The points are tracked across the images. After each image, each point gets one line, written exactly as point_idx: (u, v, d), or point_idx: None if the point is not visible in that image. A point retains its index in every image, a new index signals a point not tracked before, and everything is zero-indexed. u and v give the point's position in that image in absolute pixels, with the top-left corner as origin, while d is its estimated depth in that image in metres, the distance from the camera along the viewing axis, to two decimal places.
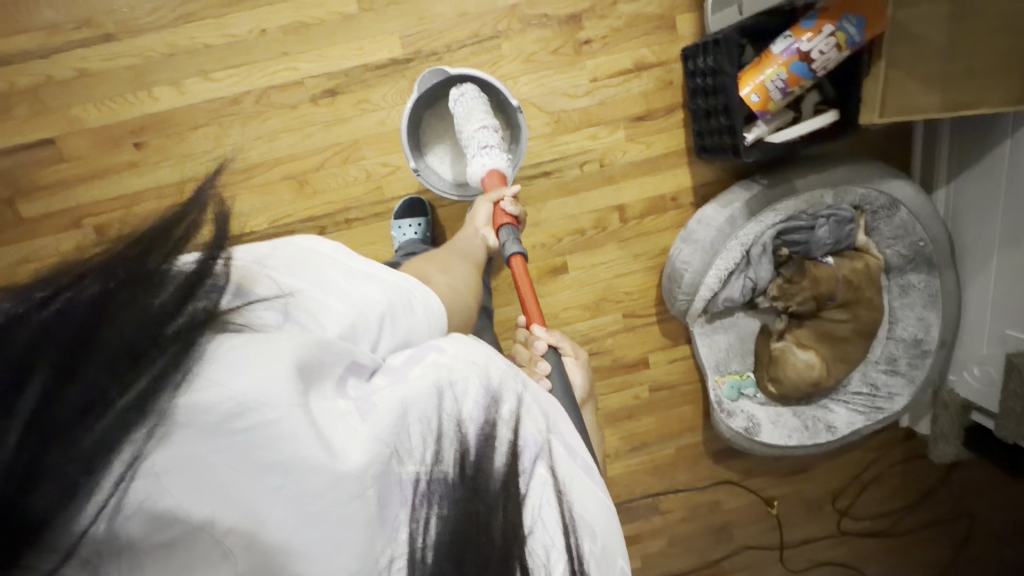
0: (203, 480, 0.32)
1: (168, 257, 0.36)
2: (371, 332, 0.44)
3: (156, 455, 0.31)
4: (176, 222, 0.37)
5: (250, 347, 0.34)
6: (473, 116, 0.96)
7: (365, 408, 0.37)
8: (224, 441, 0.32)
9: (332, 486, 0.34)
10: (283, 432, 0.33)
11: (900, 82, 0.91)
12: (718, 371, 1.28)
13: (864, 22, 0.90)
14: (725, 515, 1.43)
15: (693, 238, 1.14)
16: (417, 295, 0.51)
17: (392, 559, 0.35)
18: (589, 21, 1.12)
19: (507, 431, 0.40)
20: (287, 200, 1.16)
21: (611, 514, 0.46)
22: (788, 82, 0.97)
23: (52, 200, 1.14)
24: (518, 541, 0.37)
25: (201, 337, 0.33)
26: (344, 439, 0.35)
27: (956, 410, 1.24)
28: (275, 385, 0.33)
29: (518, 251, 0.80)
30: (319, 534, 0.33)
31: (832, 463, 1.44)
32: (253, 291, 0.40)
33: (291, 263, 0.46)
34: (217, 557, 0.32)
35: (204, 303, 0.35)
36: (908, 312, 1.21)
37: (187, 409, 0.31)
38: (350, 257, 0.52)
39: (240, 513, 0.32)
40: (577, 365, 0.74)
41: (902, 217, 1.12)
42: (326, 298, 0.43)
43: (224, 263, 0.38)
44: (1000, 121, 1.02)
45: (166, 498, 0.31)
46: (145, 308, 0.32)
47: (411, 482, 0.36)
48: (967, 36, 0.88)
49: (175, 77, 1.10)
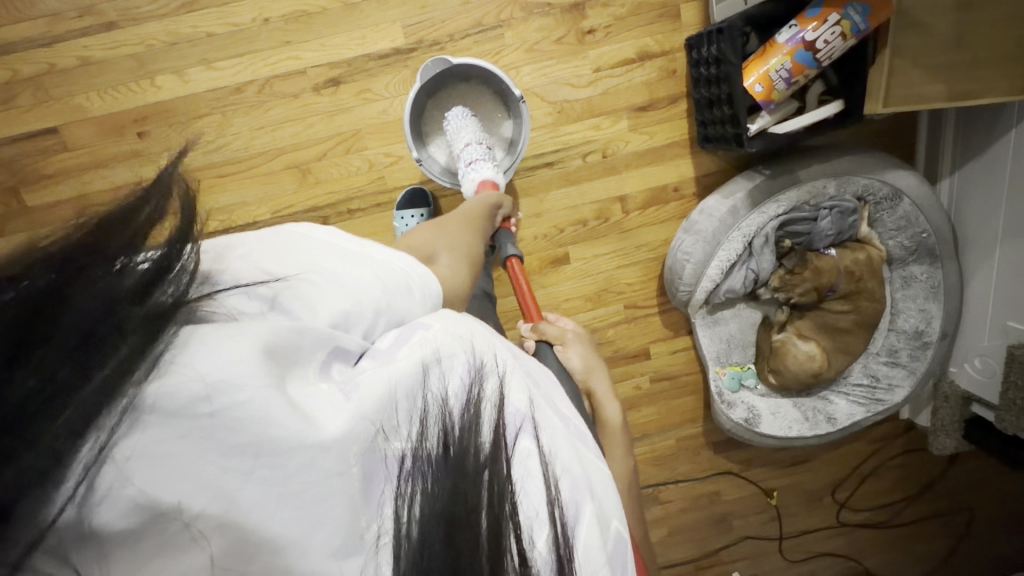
0: (172, 466, 0.30)
1: (129, 246, 0.34)
2: (366, 318, 0.43)
3: (125, 442, 0.29)
4: (137, 210, 0.36)
5: (219, 330, 0.33)
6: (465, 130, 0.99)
7: (347, 387, 0.37)
8: (194, 425, 0.31)
9: (312, 459, 0.33)
10: (252, 412, 0.32)
11: (906, 73, 0.92)
12: (719, 362, 1.29)
13: (869, 10, 0.89)
14: (724, 505, 1.44)
15: (696, 229, 1.13)
16: (415, 277, 0.51)
17: (379, 536, 0.34)
18: (592, 9, 1.11)
19: (493, 409, 0.38)
20: (289, 190, 1.16)
21: (608, 482, 0.44)
22: (792, 72, 0.96)
23: (57, 189, 1.15)
24: (506, 514, 0.35)
25: (168, 328, 0.32)
26: (323, 413, 0.35)
27: (957, 402, 1.24)
28: (245, 365, 0.32)
29: (515, 254, 0.84)
30: (303, 512, 0.32)
31: (831, 454, 1.45)
32: (222, 276, 0.40)
33: (276, 252, 0.45)
34: (188, 541, 0.30)
35: (168, 293, 0.33)
36: (909, 304, 1.21)
37: (155, 394, 0.30)
38: (332, 234, 0.53)
39: (218, 494, 0.31)
40: (571, 350, 0.73)
41: (904, 208, 1.12)
42: (315, 284, 0.43)
43: (191, 253, 0.37)
44: (1006, 111, 1.02)
45: (131, 486, 0.29)
46: (109, 294, 0.30)
47: (396, 459, 0.35)
48: (975, 28, 0.87)
49: (178, 66, 1.10)
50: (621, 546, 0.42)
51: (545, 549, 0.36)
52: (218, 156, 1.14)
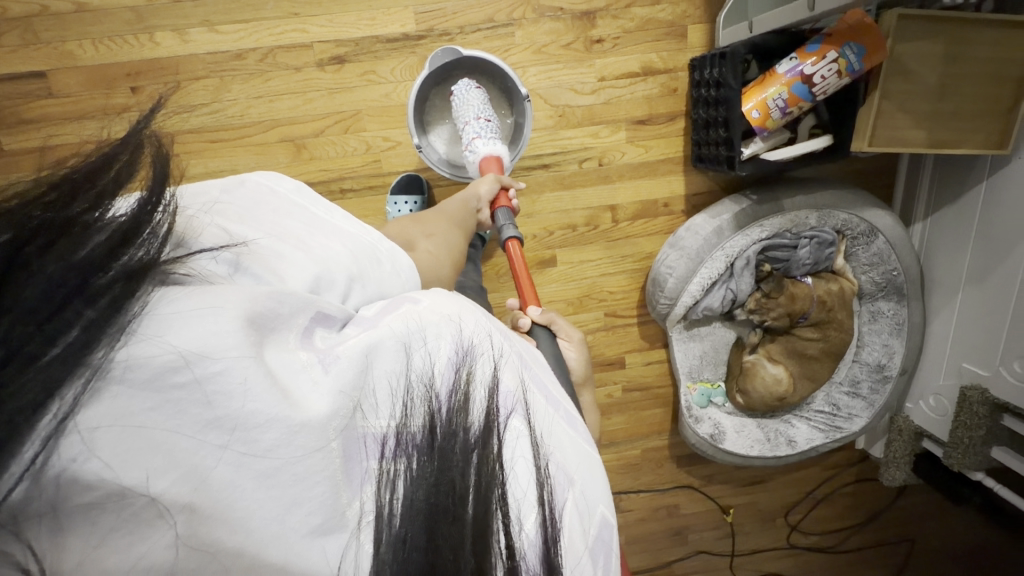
0: (140, 440, 0.28)
1: (94, 207, 0.33)
2: (339, 285, 0.44)
3: (89, 412, 0.27)
4: (104, 171, 0.35)
5: (196, 300, 0.32)
6: (470, 106, 0.96)
7: (327, 360, 0.35)
8: (167, 398, 0.29)
9: (289, 437, 0.31)
10: (227, 385, 0.30)
11: (892, 114, 0.95)
12: (691, 378, 1.33)
13: (864, 52, 0.91)
14: (682, 518, 1.47)
15: (681, 245, 1.16)
16: (385, 249, 0.52)
17: (361, 515, 0.33)
18: (603, 20, 1.13)
19: (483, 390, 0.37)
20: (282, 163, 1.15)
21: (596, 466, 0.43)
22: (788, 102, 0.99)
23: (36, 137, 1.11)
24: (494, 500, 0.34)
25: (141, 288, 0.31)
26: (302, 389, 0.33)
27: (910, 436, 1.30)
28: (224, 337, 0.31)
29: (514, 235, 0.82)
30: (283, 491, 0.31)
31: (788, 477, 1.50)
32: (196, 242, 0.38)
33: (246, 215, 0.45)
34: (153, 517, 0.28)
35: (141, 252, 0.32)
36: (874, 337, 1.26)
37: (126, 363, 0.28)
38: (314, 201, 0.54)
39: (187, 468, 0.29)
40: (570, 348, 0.73)
41: (879, 244, 1.16)
42: (283, 252, 0.42)
43: (163, 214, 0.36)
44: (980, 162, 1.06)
45: (96, 459, 0.27)
46: (73, 259, 0.29)
47: (378, 437, 0.34)
48: (958, 79, 0.92)
49: (178, 25, 1.07)
50: (606, 534, 0.41)
51: (534, 533, 0.35)
52: (212, 121, 1.12)
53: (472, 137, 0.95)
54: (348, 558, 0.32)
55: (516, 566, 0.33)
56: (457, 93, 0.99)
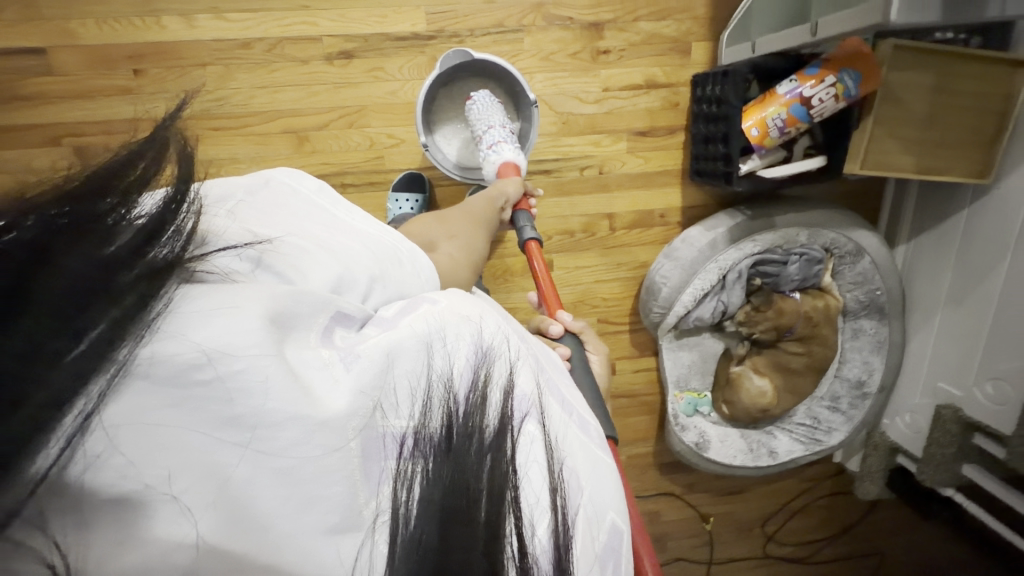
0: (162, 438, 0.29)
1: (122, 203, 0.33)
2: (360, 284, 0.43)
3: (113, 408, 0.27)
4: (130, 166, 0.35)
5: (218, 297, 0.32)
6: (491, 114, 0.99)
7: (348, 358, 0.35)
8: (189, 395, 0.29)
9: (308, 435, 0.31)
10: (248, 383, 0.30)
11: (883, 140, 0.98)
12: (678, 387, 1.36)
13: (860, 78, 0.95)
14: (663, 525, 1.49)
15: (675, 255, 1.18)
16: (405, 250, 0.52)
17: (377, 515, 0.33)
18: (610, 31, 1.15)
19: (499, 393, 0.38)
20: (283, 154, 1.14)
21: (608, 470, 0.43)
22: (786, 123, 1.02)
23: (29, 114, 1.08)
24: (506, 503, 0.35)
25: (165, 285, 0.31)
26: (323, 387, 0.33)
27: (884, 452, 1.34)
28: (246, 334, 0.31)
29: (535, 237, 0.84)
30: (301, 490, 0.31)
31: (765, 488, 1.54)
32: (219, 240, 0.38)
33: (266, 213, 0.46)
34: (175, 513, 0.28)
35: (166, 250, 0.33)
36: (855, 354, 1.30)
37: (150, 360, 0.29)
38: (334, 200, 0.54)
39: (207, 466, 0.29)
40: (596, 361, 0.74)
41: (864, 264, 1.19)
42: (304, 249, 0.42)
43: (186, 212, 0.36)
44: (962, 190, 1.10)
45: (120, 455, 0.27)
46: (98, 256, 0.30)
47: (397, 437, 0.34)
48: (946, 110, 0.97)
49: (185, 10, 1.06)
50: (616, 540, 0.41)
51: (545, 536, 0.36)
52: (214, 108, 1.10)
53: (495, 141, 0.97)
54: (362, 557, 0.32)
55: (527, 567, 0.34)
56: (473, 99, 1.00)
